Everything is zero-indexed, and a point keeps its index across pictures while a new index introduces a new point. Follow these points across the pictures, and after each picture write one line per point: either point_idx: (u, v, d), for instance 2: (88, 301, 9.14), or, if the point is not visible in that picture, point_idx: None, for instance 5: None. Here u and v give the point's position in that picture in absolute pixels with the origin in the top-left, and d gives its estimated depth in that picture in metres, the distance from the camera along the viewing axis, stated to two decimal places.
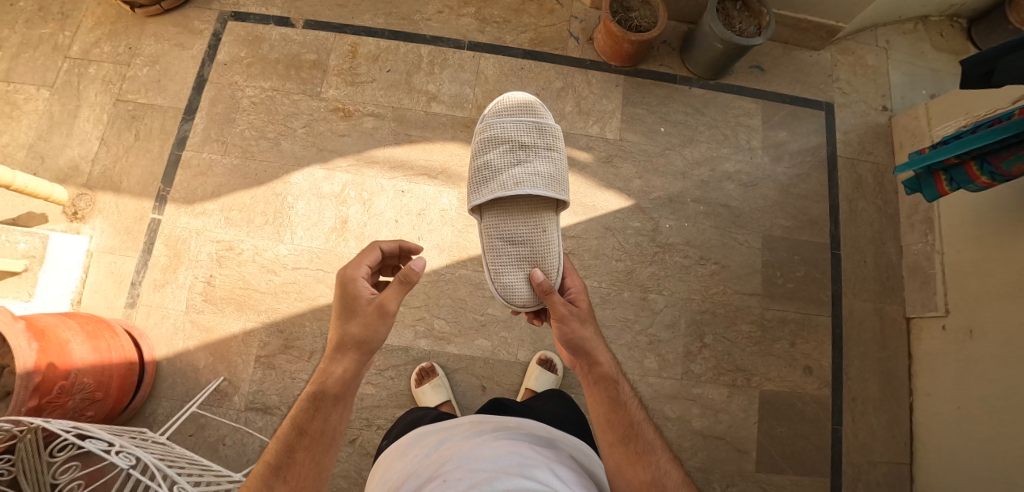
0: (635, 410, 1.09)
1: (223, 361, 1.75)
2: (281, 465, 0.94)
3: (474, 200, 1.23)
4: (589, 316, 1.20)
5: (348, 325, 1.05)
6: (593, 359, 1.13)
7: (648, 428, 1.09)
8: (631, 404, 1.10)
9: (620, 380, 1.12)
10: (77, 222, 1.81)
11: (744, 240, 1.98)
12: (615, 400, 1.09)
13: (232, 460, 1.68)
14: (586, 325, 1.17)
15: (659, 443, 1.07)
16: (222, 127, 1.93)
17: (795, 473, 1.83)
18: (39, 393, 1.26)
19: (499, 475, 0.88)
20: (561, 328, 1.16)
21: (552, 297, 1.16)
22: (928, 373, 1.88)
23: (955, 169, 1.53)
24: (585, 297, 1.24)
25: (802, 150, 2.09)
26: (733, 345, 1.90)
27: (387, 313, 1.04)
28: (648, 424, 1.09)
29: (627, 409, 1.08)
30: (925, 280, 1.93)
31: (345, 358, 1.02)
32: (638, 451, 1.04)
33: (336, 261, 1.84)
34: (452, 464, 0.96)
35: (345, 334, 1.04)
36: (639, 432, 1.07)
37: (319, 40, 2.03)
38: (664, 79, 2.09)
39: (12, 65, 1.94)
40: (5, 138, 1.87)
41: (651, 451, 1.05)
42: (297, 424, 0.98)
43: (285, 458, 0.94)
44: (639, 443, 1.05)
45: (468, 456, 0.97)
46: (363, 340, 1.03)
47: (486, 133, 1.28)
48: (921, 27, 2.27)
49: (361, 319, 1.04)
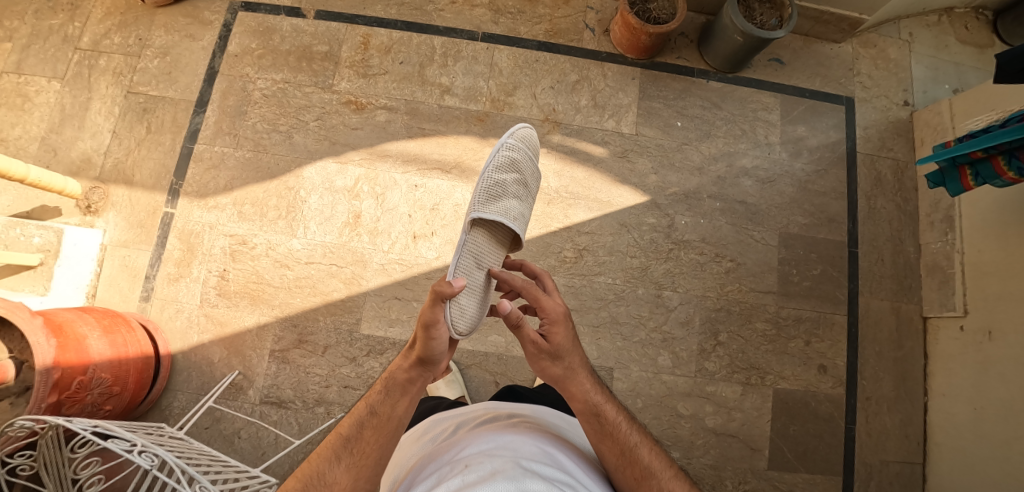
0: (628, 436, 1.00)
1: (237, 355, 1.75)
2: (349, 438, 0.94)
3: (482, 213, 1.00)
4: (569, 343, 1.05)
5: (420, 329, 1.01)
6: (568, 395, 1.03)
7: (645, 450, 0.99)
8: (621, 431, 1.00)
9: (603, 409, 1.01)
10: (91, 215, 1.81)
11: (760, 237, 1.96)
12: (602, 431, 1.00)
13: (248, 454, 1.69)
14: (562, 359, 1.03)
15: (659, 462, 0.98)
16: (233, 120, 1.91)
17: (808, 472, 1.83)
18: (58, 389, 1.26)
19: (523, 458, 0.85)
20: (535, 363, 1.05)
21: (522, 331, 1.01)
22: (944, 374, 1.86)
23: (982, 163, 1.49)
24: (567, 322, 1.04)
25: (821, 146, 2.05)
26: (747, 343, 1.88)
27: (432, 327, 0.93)
28: (643, 446, 0.99)
29: (617, 438, 0.99)
30: (944, 279, 1.90)
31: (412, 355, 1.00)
32: (638, 476, 0.96)
33: (349, 256, 1.83)
34: (474, 449, 0.90)
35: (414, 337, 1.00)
36: (635, 458, 0.97)
37: (331, 31, 2.00)
38: (681, 72, 2.05)
39: (22, 56, 1.92)
40: (18, 131, 1.86)
41: (651, 476, 0.96)
42: (369, 404, 0.98)
43: (353, 432, 0.94)
44: (637, 469, 0.96)
45: (491, 442, 0.92)
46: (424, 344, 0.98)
47: (510, 155, 1.12)
48: (945, 20, 2.21)
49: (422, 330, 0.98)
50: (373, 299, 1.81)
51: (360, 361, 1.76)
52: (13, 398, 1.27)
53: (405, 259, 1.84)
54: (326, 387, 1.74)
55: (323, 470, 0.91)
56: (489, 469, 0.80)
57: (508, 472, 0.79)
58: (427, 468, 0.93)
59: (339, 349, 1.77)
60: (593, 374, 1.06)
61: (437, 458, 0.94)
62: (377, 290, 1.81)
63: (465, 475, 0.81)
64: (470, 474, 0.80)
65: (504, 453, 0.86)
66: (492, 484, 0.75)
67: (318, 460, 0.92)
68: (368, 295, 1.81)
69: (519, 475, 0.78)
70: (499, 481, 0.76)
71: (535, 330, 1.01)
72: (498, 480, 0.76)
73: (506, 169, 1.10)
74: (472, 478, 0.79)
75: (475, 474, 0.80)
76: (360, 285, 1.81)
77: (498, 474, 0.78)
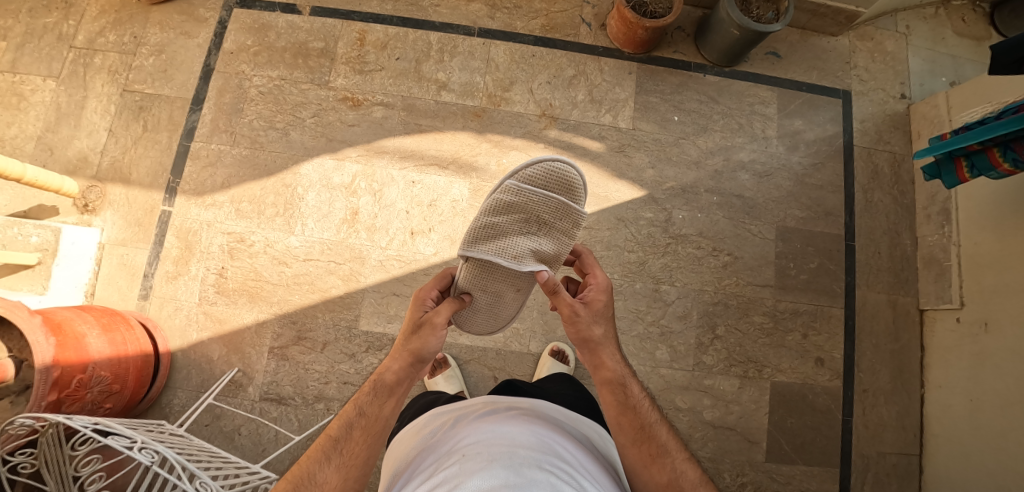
0: (648, 412, 1.03)
1: (236, 352, 1.76)
2: (338, 439, 0.95)
3: (466, 250, 1.12)
4: (604, 314, 1.13)
5: (410, 334, 1.07)
6: (598, 362, 1.07)
7: (662, 429, 1.03)
8: (643, 406, 1.03)
9: (628, 382, 1.06)
10: (88, 214, 1.81)
11: (757, 231, 1.96)
12: (625, 403, 1.03)
13: (248, 450, 1.70)
14: (599, 324, 1.10)
15: (674, 443, 1.01)
16: (230, 118, 1.91)
17: (805, 464, 1.84)
18: (58, 387, 1.26)
19: (521, 447, 0.86)
20: (569, 328, 1.10)
21: (558, 296, 1.08)
22: (941, 366, 1.87)
23: (978, 155, 1.50)
24: (606, 292, 1.16)
25: (818, 140, 2.05)
26: (744, 336, 1.89)
27: (439, 326, 1.07)
28: (661, 425, 1.03)
29: (639, 412, 1.02)
30: (941, 272, 1.91)
31: (401, 357, 1.04)
32: (652, 453, 0.98)
33: (347, 253, 1.83)
34: (472, 439, 0.91)
35: (405, 339, 1.07)
36: (652, 434, 1.01)
37: (326, 27, 1.99)
38: (678, 66, 2.05)
39: (17, 55, 1.92)
40: (14, 130, 1.86)
41: (666, 453, 0.99)
42: (357, 406, 0.99)
43: (342, 434, 0.96)
44: (652, 445, 0.99)
45: (489, 432, 0.92)
46: (416, 346, 1.04)
47: (511, 195, 1.10)
48: (943, 12, 2.21)
49: (419, 331, 1.07)
50: (371, 295, 1.81)
51: (359, 357, 1.77)
52: (13, 396, 1.28)
53: (404, 255, 1.84)
54: (326, 384, 1.75)
55: (314, 471, 0.91)
56: (485, 458, 0.81)
57: (506, 461, 0.80)
58: (425, 461, 0.94)
59: (338, 345, 1.77)
60: (621, 350, 1.11)
61: (435, 450, 0.95)
62: (376, 286, 1.82)
63: (463, 464, 0.82)
64: (468, 464, 0.81)
65: (501, 443, 0.87)
66: (490, 473, 0.76)
67: (308, 462, 0.93)
68: (366, 291, 1.81)
69: (516, 465, 0.79)
70: (496, 471, 0.77)
71: (570, 293, 1.08)
72: (495, 470, 0.77)
73: (500, 207, 1.11)
74: (470, 468, 0.80)
75: (472, 464, 0.81)
76: (359, 281, 1.82)
77: (496, 464, 0.79)
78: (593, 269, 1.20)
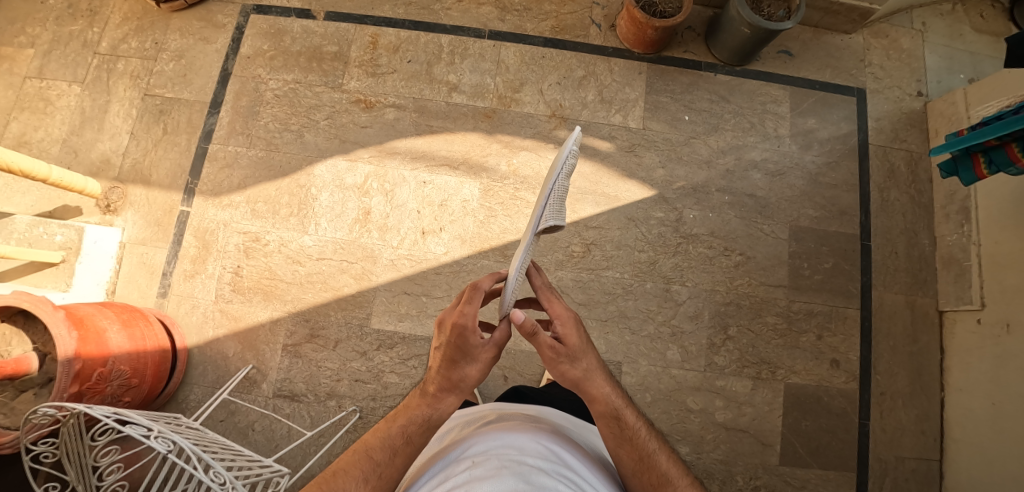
0: (646, 442, 1.00)
1: (252, 349, 1.79)
2: (380, 462, 0.90)
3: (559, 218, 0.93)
4: (586, 348, 1.04)
5: (463, 368, 0.97)
6: (590, 398, 1.01)
7: (662, 456, 0.99)
8: (640, 435, 1.00)
9: (623, 414, 1.01)
10: (110, 214, 1.86)
11: (770, 230, 1.94)
12: (620, 436, 0.99)
13: (262, 446, 1.72)
14: (580, 362, 1.01)
15: (675, 470, 0.98)
16: (246, 120, 1.95)
17: (821, 468, 1.81)
18: (79, 379, 1.29)
19: (529, 457, 0.85)
20: (552, 371, 1.02)
21: (538, 338, 0.97)
22: (960, 369, 1.83)
23: (996, 150, 1.46)
24: (579, 325, 1.03)
25: (832, 138, 2.03)
26: (757, 337, 1.87)
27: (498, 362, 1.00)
28: (662, 452, 0.99)
29: (636, 443, 0.99)
30: (960, 272, 1.87)
31: (455, 392, 0.97)
32: (654, 482, 0.97)
33: (359, 252, 1.86)
34: (482, 447, 0.90)
35: (459, 374, 0.96)
36: (653, 464, 0.98)
37: (340, 32, 2.03)
38: (689, 66, 2.05)
39: (44, 61, 1.99)
40: (40, 133, 1.92)
41: (667, 483, 0.96)
42: (404, 432, 0.94)
43: (385, 457, 0.90)
44: (654, 475, 0.97)
45: (499, 440, 0.91)
46: (474, 381, 0.98)
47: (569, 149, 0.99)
48: (959, 8, 2.17)
49: (478, 365, 0.97)
50: (382, 294, 1.83)
51: (370, 355, 1.79)
52: (37, 388, 1.30)
53: (415, 254, 1.86)
54: (337, 381, 1.77)
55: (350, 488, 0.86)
56: (494, 466, 0.80)
57: (515, 468, 0.80)
58: (433, 465, 0.94)
59: (350, 344, 1.80)
60: (612, 378, 1.05)
61: (445, 455, 0.95)
62: (387, 285, 1.84)
63: (474, 470, 0.82)
64: (477, 469, 0.82)
65: (507, 450, 0.87)
66: (500, 479, 0.76)
67: (344, 477, 0.87)
68: (378, 290, 1.83)
69: (526, 473, 0.79)
70: (506, 477, 0.77)
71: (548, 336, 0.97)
72: (504, 475, 0.77)
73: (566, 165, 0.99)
74: (479, 474, 0.80)
75: (481, 469, 0.81)
76: (371, 280, 1.84)
77: (505, 470, 0.79)
78: (549, 301, 1.04)
